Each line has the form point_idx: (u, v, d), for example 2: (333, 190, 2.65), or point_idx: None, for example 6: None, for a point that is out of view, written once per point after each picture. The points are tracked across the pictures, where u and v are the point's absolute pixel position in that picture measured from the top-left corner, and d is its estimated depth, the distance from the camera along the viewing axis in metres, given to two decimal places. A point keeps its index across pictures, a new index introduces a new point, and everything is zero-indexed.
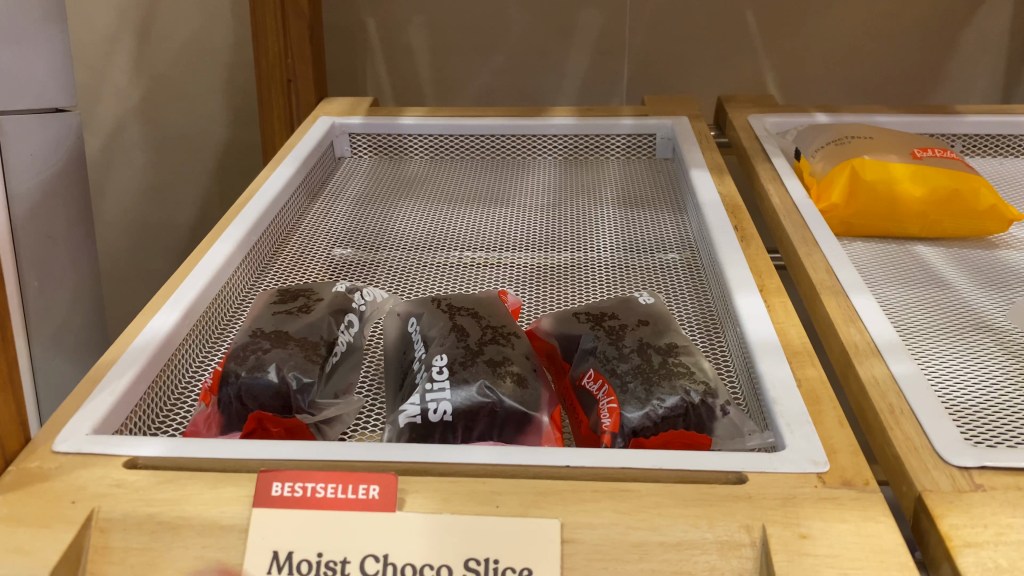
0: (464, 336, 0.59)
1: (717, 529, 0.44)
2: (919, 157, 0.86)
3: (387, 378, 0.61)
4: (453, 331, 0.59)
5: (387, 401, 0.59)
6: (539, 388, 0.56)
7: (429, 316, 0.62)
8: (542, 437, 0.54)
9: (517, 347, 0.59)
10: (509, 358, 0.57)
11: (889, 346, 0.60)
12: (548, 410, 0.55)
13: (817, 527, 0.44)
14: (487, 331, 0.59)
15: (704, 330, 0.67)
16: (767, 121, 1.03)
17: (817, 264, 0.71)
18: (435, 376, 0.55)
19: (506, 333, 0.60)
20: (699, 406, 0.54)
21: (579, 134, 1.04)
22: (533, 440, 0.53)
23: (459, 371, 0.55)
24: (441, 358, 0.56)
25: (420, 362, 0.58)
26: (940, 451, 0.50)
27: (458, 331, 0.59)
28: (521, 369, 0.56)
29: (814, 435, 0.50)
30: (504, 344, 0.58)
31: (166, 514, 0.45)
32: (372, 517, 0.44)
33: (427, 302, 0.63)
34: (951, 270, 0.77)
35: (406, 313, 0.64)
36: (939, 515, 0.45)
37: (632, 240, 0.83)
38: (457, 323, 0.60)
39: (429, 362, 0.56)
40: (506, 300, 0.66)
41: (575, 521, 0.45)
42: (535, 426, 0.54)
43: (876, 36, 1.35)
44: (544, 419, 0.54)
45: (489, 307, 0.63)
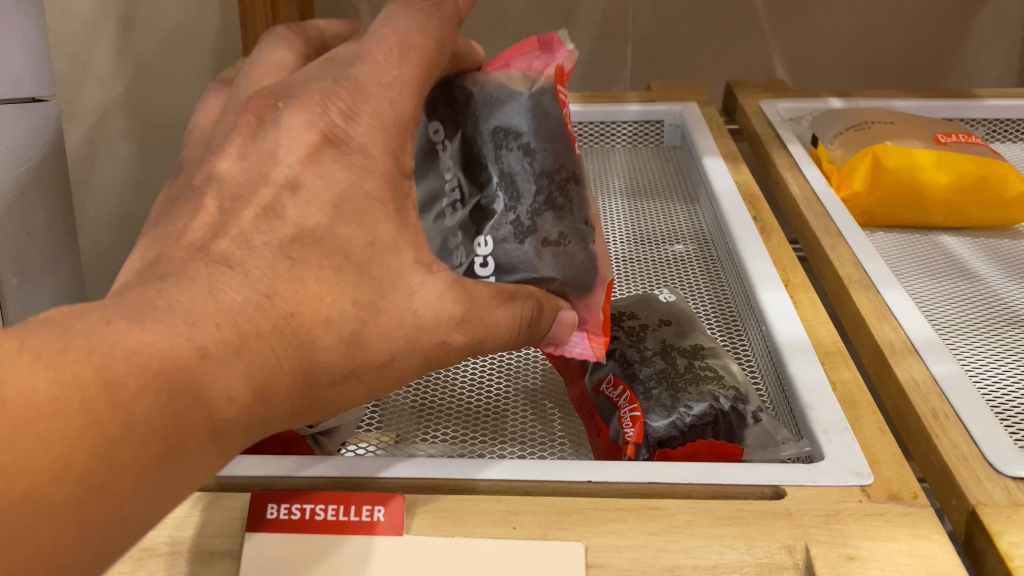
0: (514, 201, 0.44)
1: (756, 550, 0.40)
2: (943, 142, 0.82)
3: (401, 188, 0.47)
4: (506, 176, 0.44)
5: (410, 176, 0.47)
6: (589, 252, 0.46)
7: (467, 140, 0.45)
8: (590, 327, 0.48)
9: (579, 203, 0.46)
10: (566, 233, 0.45)
11: (926, 344, 0.56)
12: (597, 294, 0.48)
13: (866, 548, 0.40)
14: (544, 183, 0.44)
15: (725, 329, 0.63)
16: (779, 107, 0.99)
17: (844, 258, 0.67)
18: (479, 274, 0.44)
19: (568, 179, 0.45)
20: (729, 413, 0.50)
21: (584, 121, 1.00)
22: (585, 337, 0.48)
23: (509, 262, 0.44)
24: (486, 246, 0.44)
25: (455, 233, 0.44)
26: (991, 460, 0.46)
27: (505, 185, 0.44)
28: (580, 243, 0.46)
29: (855, 443, 0.46)
30: (566, 204, 0.45)
31: (152, 539, 0.42)
32: (375, 540, 0.41)
33: (459, 105, 0.45)
34: (979, 261, 0.73)
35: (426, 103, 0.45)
36: (997, 532, 0.41)
37: (642, 230, 0.79)
38: (505, 173, 0.44)
39: (470, 249, 0.44)
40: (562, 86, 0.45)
41: (600, 544, 0.41)
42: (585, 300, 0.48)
43: (885, 18, 1.31)
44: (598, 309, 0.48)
45: (547, 123, 0.45)
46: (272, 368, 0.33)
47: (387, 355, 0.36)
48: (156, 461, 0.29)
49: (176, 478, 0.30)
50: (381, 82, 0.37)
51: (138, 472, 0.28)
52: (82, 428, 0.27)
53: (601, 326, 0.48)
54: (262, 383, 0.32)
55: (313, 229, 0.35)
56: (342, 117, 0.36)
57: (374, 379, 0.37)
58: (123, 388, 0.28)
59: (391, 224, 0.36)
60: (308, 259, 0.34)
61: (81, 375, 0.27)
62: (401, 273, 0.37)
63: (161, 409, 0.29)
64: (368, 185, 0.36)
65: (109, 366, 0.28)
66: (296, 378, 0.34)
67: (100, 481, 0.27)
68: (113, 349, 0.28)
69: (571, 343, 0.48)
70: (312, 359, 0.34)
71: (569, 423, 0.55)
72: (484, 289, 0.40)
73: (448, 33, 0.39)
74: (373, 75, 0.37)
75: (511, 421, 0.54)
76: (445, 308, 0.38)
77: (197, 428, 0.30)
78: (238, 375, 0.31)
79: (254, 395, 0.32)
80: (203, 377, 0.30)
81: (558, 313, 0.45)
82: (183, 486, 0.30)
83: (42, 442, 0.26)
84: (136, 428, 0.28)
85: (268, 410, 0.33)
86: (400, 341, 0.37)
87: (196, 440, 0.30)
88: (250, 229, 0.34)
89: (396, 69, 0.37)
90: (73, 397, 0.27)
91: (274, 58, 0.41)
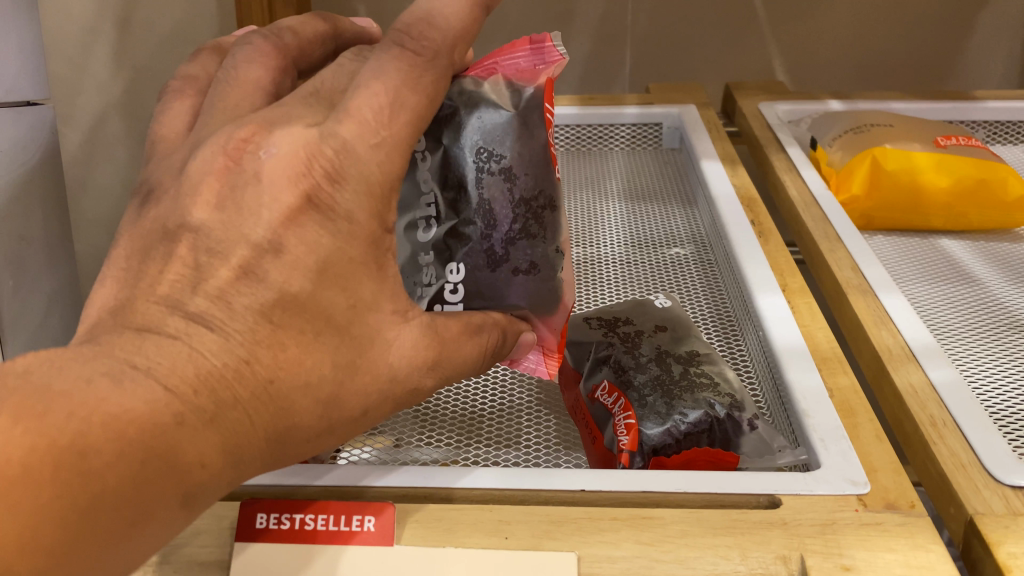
0: (490, 229, 0.44)
1: (751, 561, 0.40)
2: (943, 145, 0.82)
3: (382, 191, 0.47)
4: (484, 205, 0.44)
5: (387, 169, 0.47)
6: (560, 281, 0.47)
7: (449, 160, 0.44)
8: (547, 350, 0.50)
9: (556, 233, 0.46)
10: (538, 264, 0.45)
11: (924, 349, 0.56)
12: (560, 320, 0.48)
13: (861, 558, 0.39)
14: (520, 213, 0.44)
15: (722, 334, 0.62)
16: (778, 109, 0.98)
17: (842, 262, 0.67)
18: (447, 299, 0.45)
19: (546, 208, 0.45)
20: (725, 420, 0.50)
21: (582, 124, 0.99)
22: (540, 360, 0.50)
23: (477, 289, 0.45)
24: (457, 273, 0.45)
25: (428, 252, 0.44)
26: (990, 468, 0.46)
27: (483, 212, 0.44)
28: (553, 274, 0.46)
29: (851, 451, 0.46)
30: (542, 234, 0.45)
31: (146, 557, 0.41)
32: (367, 550, 0.41)
33: (444, 119, 0.44)
34: (979, 264, 0.72)
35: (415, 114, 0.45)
36: (995, 542, 0.40)
37: (639, 232, 0.78)
38: (484, 201, 0.44)
39: (440, 272, 0.45)
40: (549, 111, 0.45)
41: (593, 554, 0.40)
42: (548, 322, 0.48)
43: (886, 19, 1.30)
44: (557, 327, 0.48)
45: (529, 149, 0.44)
46: (246, 435, 0.34)
47: (361, 410, 0.37)
48: (125, 527, 0.30)
49: (141, 543, 0.31)
50: (369, 143, 0.36)
51: (102, 540, 0.29)
52: (51, 501, 0.28)
53: (555, 347, 0.49)
54: (234, 449, 0.33)
55: (296, 296, 0.35)
56: (328, 176, 0.35)
57: (350, 431, 0.37)
58: (97, 456, 0.29)
59: (373, 283, 0.37)
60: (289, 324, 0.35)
61: (55, 442, 0.29)
62: (379, 329, 0.37)
63: (133, 477, 0.30)
64: (345, 214, 0.36)
65: (86, 433, 0.29)
66: (269, 441, 0.35)
67: (70, 548, 0.29)
68: (91, 413, 0.30)
69: (527, 360, 0.51)
70: (288, 423, 0.35)
71: (565, 431, 0.54)
72: (456, 326, 0.41)
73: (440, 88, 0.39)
74: (363, 134, 0.36)
75: (505, 428, 0.54)
76: (420, 354, 0.39)
77: (166, 496, 0.31)
78: (210, 443, 0.32)
79: (227, 462, 0.33)
80: (177, 447, 0.31)
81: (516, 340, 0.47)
82: (145, 551, 0.31)
83: (11, 509, 0.28)
84: (105, 496, 0.29)
85: (242, 467, 0.34)
86: (375, 397, 0.37)
87: (164, 508, 0.31)
88: (228, 288, 0.34)
89: (385, 128, 0.37)
90: (46, 467, 0.28)
91: (251, 74, 0.41)
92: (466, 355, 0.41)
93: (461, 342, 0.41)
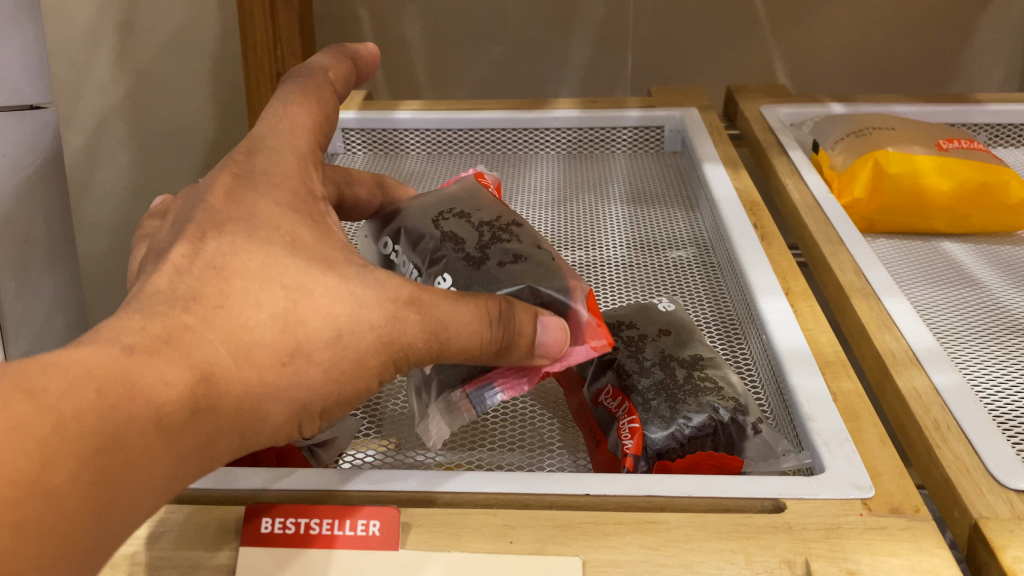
0: (459, 246, 0.50)
1: (756, 565, 0.40)
2: (945, 148, 0.82)
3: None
4: (446, 237, 0.50)
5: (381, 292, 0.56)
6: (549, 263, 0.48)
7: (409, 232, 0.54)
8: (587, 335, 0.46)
9: (523, 237, 0.50)
10: (520, 253, 0.48)
11: (928, 354, 0.56)
12: (579, 303, 0.46)
13: (866, 563, 0.40)
14: (484, 230, 0.51)
15: (726, 338, 0.62)
16: (780, 112, 0.98)
17: (845, 266, 0.67)
18: None
19: (505, 225, 0.51)
20: (728, 424, 0.50)
21: (584, 127, 0.99)
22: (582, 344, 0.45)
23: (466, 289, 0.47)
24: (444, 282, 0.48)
25: None
26: (994, 473, 0.46)
27: (449, 239, 0.50)
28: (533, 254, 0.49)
29: (855, 455, 0.46)
30: (507, 238, 0.50)
31: (144, 555, 0.41)
32: (372, 554, 0.41)
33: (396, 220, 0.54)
34: (982, 267, 0.72)
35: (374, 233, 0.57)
36: (1000, 546, 0.40)
37: (642, 235, 0.78)
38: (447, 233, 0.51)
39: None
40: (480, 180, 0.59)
41: (598, 559, 0.40)
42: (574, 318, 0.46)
43: (887, 22, 1.30)
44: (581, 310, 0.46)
45: (471, 197, 0.54)
46: (212, 356, 0.34)
47: (334, 332, 0.37)
48: (100, 447, 0.29)
49: (124, 474, 0.30)
50: (275, 132, 0.43)
51: (84, 467, 0.28)
52: (19, 432, 0.27)
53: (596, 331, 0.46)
54: (201, 368, 0.34)
55: (233, 243, 0.37)
56: (243, 157, 0.42)
57: (328, 356, 0.37)
58: (69, 412, 0.29)
59: None
60: (230, 265, 0.37)
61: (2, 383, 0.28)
62: None
63: (94, 399, 0.30)
64: None
65: (32, 376, 0.29)
66: (235, 361, 0.35)
67: (49, 469, 0.27)
68: (29, 362, 0.30)
69: (570, 355, 0.45)
70: (251, 341, 0.35)
71: (568, 434, 0.54)
72: (437, 293, 0.40)
73: (329, 96, 0.46)
74: (273, 128, 0.43)
75: (506, 431, 0.54)
76: (387, 289, 0.39)
77: (137, 417, 0.31)
78: (170, 363, 0.33)
79: (194, 381, 0.33)
80: (133, 371, 0.31)
81: (538, 316, 0.42)
82: (134, 487, 0.31)
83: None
84: (74, 420, 0.29)
85: (212, 395, 0.34)
86: (342, 317, 0.38)
87: (139, 431, 0.31)
88: (179, 259, 0.37)
89: (285, 121, 0.43)
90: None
91: None
92: (463, 314, 0.39)
93: (449, 299, 0.40)
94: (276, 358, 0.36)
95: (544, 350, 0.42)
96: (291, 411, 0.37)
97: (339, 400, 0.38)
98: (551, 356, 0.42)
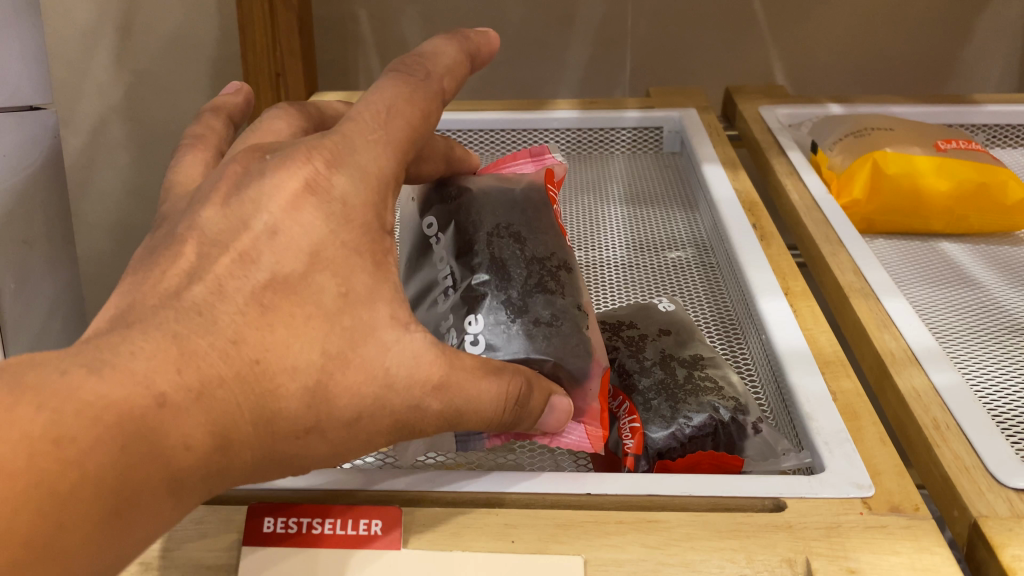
0: (504, 283, 0.49)
1: (757, 564, 0.40)
2: (943, 149, 0.82)
3: (405, 286, 0.55)
4: (496, 267, 0.50)
5: (405, 271, 0.56)
6: (586, 335, 0.48)
7: (458, 232, 0.53)
8: (587, 421, 0.47)
9: (569, 296, 0.50)
10: (558, 313, 0.48)
11: (927, 353, 0.56)
12: (592, 382, 0.47)
13: (866, 561, 0.40)
14: (534, 270, 0.50)
15: (725, 338, 0.62)
16: (778, 113, 0.98)
17: (844, 266, 0.67)
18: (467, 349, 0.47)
19: (555, 272, 0.51)
20: (728, 424, 0.50)
21: (582, 127, 0.99)
22: (578, 430, 0.46)
23: (495, 332, 0.47)
24: (476, 325, 0.48)
25: (448, 316, 0.49)
26: (993, 471, 0.46)
27: (497, 269, 0.50)
28: (576, 319, 0.48)
29: (855, 454, 0.46)
30: (554, 294, 0.49)
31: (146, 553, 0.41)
32: (375, 554, 0.41)
33: (455, 214, 0.53)
34: (979, 268, 0.73)
35: (424, 209, 0.56)
36: (999, 545, 0.41)
37: (641, 236, 0.78)
38: (496, 260, 0.50)
39: (460, 328, 0.48)
40: (549, 187, 0.56)
41: (599, 557, 0.40)
42: (583, 406, 0.47)
43: (884, 23, 1.31)
44: (593, 404, 0.47)
45: (532, 223, 0.53)
46: (233, 421, 0.33)
47: (355, 413, 0.36)
48: (111, 515, 0.30)
49: (131, 533, 0.31)
50: (368, 139, 0.37)
51: (89, 532, 0.29)
52: (27, 486, 0.28)
53: (597, 418, 0.47)
54: (222, 433, 0.33)
55: (270, 265, 0.35)
56: (327, 164, 0.36)
57: (342, 436, 0.36)
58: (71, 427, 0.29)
59: (366, 274, 0.36)
60: (279, 306, 0.35)
61: (29, 434, 0.28)
62: (373, 324, 0.36)
63: (114, 462, 0.30)
64: (343, 234, 0.36)
65: (60, 421, 0.29)
66: (257, 427, 0.34)
67: (55, 536, 0.28)
68: (66, 402, 0.29)
69: (567, 433, 0.46)
70: (274, 411, 0.34)
71: None
72: (467, 361, 0.39)
73: (434, 104, 0.40)
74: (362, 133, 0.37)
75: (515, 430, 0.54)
76: (421, 369, 0.37)
77: (152, 481, 0.31)
78: (197, 424, 0.32)
79: (213, 447, 0.33)
80: (160, 429, 0.31)
81: (550, 398, 0.43)
82: (138, 540, 0.31)
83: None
84: (89, 485, 0.29)
85: (229, 458, 0.33)
86: (369, 400, 0.36)
87: (151, 494, 0.31)
88: (223, 274, 0.35)
89: (382, 129, 0.37)
90: (21, 457, 0.28)
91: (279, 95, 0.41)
92: (480, 393, 0.38)
93: (477, 377, 0.39)
94: (294, 430, 0.35)
95: (543, 427, 0.43)
96: (289, 470, 0.36)
97: None
98: (547, 433, 0.44)
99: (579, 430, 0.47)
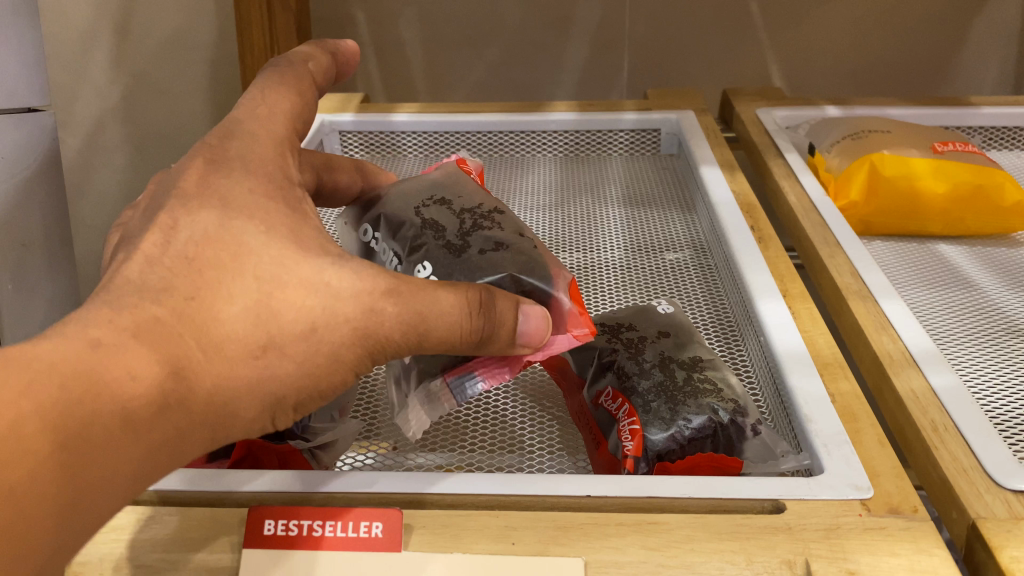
0: (440, 233, 0.50)
1: (757, 566, 0.40)
2: (940, 151, 0.82)
3: None
4: (427, 224, 0.51)
5: None
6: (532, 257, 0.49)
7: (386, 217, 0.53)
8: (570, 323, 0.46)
9: (506, 226, 0.51)
10: (501, 242, 0.49)
11: (925, 356, 0.56)
12: (562, 290, 0.47)
13: (866, 563, 0.40)
14: (466, 217, 0.51)
15: (723, 339, 0.63)
16: (776, 115, 0.99)
17: (841, 267, 0.67)
18: None
19: (488, 213, 0.52)
20: (728, 425, 0.50)
21: (579, 130, 1.00)
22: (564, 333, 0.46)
23: (447, 274, 0.48)
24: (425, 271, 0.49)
25: None
26: (991, 473, 0.46)
27: (430, 227, 0.51)
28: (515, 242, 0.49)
29: (854, 456, 0.46)
30: (489, 226, 0.50)
31: (145, 557, 0.42)
32: (376, 556, 0.41)
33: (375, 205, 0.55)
34: (976, 269, 0.73)
35: (354, 222, 0.56)
36: (998, 546, 0.41)
37: (639, 238, 0.78)
38: (428, 220, 0.51)
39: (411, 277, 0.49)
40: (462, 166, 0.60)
41: (600, 560, 0.41)
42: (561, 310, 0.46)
43: (881, 25, 1.31)
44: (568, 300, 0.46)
45: (453, 186, 0.54)
46: (182, 349, 0.35)
47: (307, 323, 0.38)
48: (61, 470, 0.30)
49: (88, 486, 0.32)
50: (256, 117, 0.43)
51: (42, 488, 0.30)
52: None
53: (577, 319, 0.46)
54: (178, 375, 0.34)
55: None
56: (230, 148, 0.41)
57: (303, 350, 0.38)
58: None
59: None
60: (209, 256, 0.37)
61: None
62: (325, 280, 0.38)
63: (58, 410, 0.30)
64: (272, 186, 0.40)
65: None
66: None
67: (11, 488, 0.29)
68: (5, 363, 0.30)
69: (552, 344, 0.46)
70: (222, 335, 0.36)
71: (567, 435, 0.55)
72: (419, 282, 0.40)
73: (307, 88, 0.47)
74: (250, 112, 0.43)
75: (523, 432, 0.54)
76: (365, 280, 0.39)
77: (100, 415, 0.32)
78: (139, 356, 0.33)
79: (164, 375, 0.34)
80: (113, 394, 0.32)
81: (519, 305, 0.42)
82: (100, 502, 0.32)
83: None
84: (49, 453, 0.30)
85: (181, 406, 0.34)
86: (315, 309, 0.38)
87: (105, 451, 0.32)
88: None
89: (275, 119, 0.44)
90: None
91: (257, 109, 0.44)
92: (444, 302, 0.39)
93: (432, 289, 0.40)
94: (248, 350, 0.36)
95: (527, 337, 0.42)
96: (264, 405, 0.37)
97: (311, 393, 0.39)
98: (533, 345, 0.42)
99: (565, 338, 0.46)
